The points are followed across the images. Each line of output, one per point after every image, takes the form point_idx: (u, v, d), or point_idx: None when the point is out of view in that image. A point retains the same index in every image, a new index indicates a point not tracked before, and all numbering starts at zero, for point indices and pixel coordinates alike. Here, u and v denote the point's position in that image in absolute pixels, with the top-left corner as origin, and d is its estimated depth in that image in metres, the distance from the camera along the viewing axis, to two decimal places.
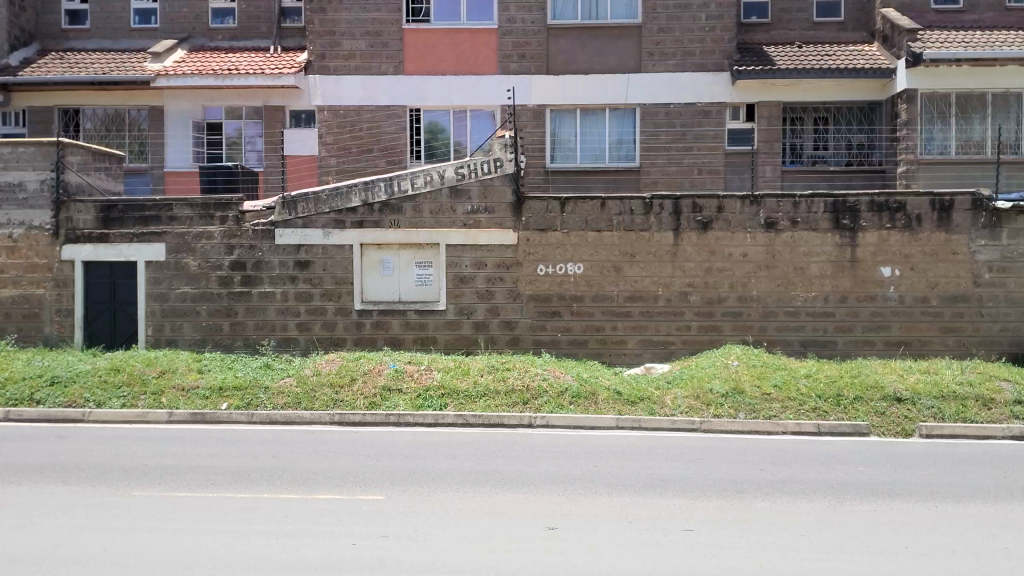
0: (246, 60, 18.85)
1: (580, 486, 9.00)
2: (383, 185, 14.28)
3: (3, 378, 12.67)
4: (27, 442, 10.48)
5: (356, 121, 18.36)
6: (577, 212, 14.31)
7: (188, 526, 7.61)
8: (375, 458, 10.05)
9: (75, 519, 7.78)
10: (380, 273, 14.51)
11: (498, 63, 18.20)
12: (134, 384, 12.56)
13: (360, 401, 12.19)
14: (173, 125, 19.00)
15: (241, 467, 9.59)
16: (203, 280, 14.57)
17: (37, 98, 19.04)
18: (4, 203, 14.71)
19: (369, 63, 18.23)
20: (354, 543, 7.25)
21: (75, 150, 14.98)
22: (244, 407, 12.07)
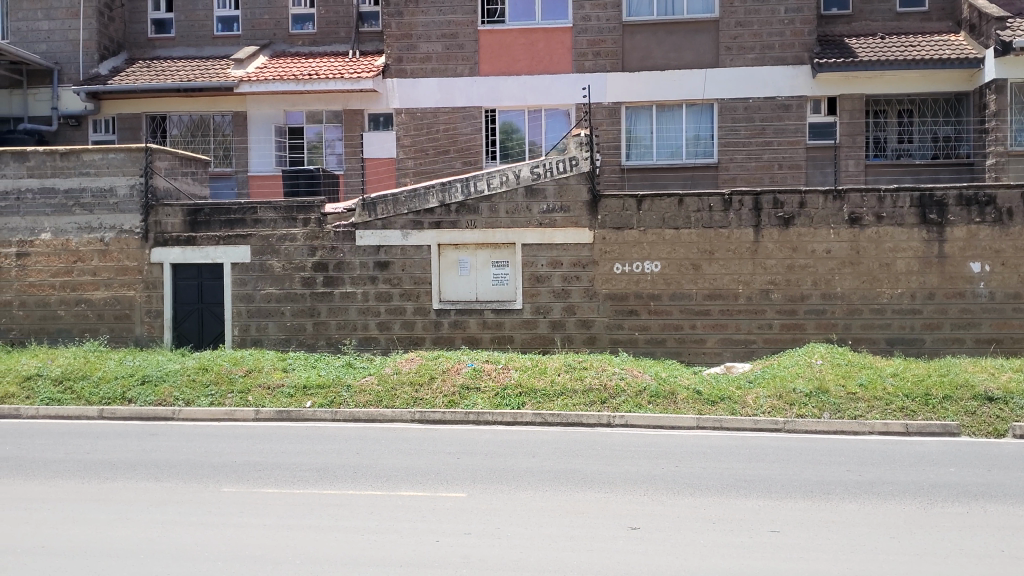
0: (325, 65, 19.17)
1: (663, 486, 8.95)
2: (459, 186, 14.36)
3: (97, 376, 13.10)
4: (121, 439, 10.81)
5: (433, 123, 18.52)
6: (654, 210, 14.21)
7: (277, 522, 7.76)
8: (456, 456, 10.13)
9: (167, 515, 7.99)
10: (457, 272, 14.62)
11: (574, 62, 18.17)
12: (222, 382, 12.88)
13: (439, 399, 12.30)
14: (257, 130, 19.40)
15: (326, 464, 9.76)
16: (287, 281, 14.86)
17: (126, 106, 19.65)
18: (96, 207, 15.21)
19: (445, 65, 18.37)
20: (438, 540, 7.31)
21: (164, 156, 15.41)
22: (328, 405, 12.28)
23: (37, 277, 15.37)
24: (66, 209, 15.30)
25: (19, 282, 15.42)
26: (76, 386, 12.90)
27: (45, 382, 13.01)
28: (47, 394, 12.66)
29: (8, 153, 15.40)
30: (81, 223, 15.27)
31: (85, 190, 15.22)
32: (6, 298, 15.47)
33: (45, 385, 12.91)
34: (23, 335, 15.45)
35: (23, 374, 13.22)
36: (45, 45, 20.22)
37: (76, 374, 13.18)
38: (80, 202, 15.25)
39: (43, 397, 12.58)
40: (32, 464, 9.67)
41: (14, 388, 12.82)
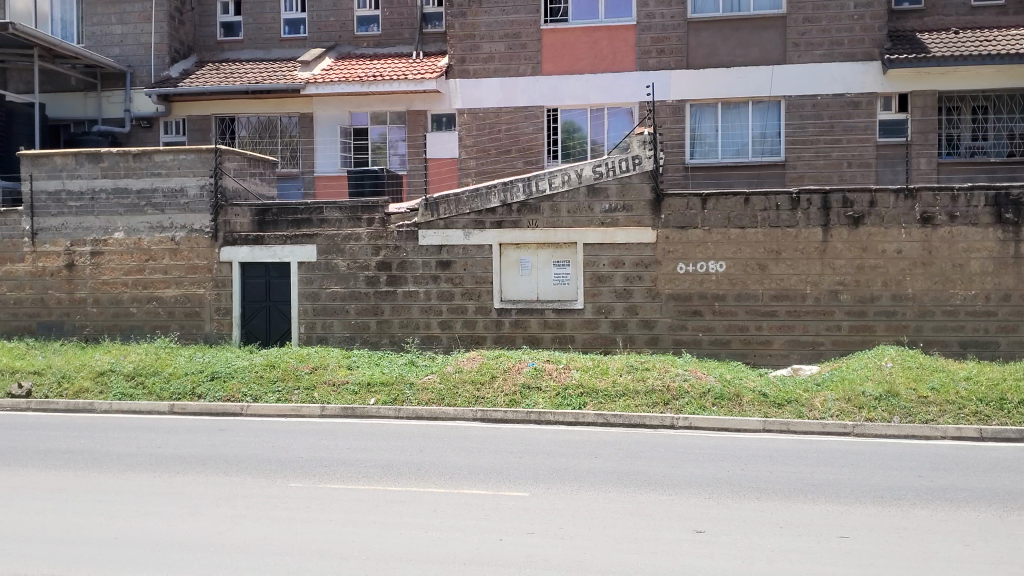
0: (390, 66, 19.34)
1: (727, 489, 8.84)
2: (521, 186, 14.38)
3: (168, 373, 13.39)
4: (191, 434, 11.03)
5: (495, 123, 18.55)
6: (720, 209, 14.05)
7: (343, 518, 7.85)
8: (518, 455, 10.14)
9: (236, 509, 8.13)
10: (519, 272, 14.62)
11: (637, 60, 18.06)
12: (288, 378, 13.09)
13: (500, 398, 12.33)
14: (323, 131, 19.68)
15: (390, 461, 9.84)
16: (351, 280, 15.01)
17: (196, 107, 20.05)
18: (167, 207, 15.54)
19: (508, 65, 18.40)
20: (501, 539, 7.32)
21: (232, 157, 15.70)
22: (391, 402, 12.39)
23: (111, 275, 15.75)
24: (139, 209, 15.64)
25: (93, 280, 15.83)
26: (148, 382, 13.19)
27: (118, 377, 13.33)
28: (119, 389, 12.97)
29: (83, 154, 15.79)
30: (152, 223, 15.61)
31: (156, 191, 15.57)
32: (81, 295, 15.90)
33: (118, 380, 13.23)
34: (96, 332, 15.86)
35: (97, 369, 13.56)
36: (118, 48, 20.71)
37: (148, 370, 13.49)
38: (152, 202, 15.59)
39: (116, 391, 12.88)
40: (106, 458, 9.92)
41: (88, 383, 13.17)
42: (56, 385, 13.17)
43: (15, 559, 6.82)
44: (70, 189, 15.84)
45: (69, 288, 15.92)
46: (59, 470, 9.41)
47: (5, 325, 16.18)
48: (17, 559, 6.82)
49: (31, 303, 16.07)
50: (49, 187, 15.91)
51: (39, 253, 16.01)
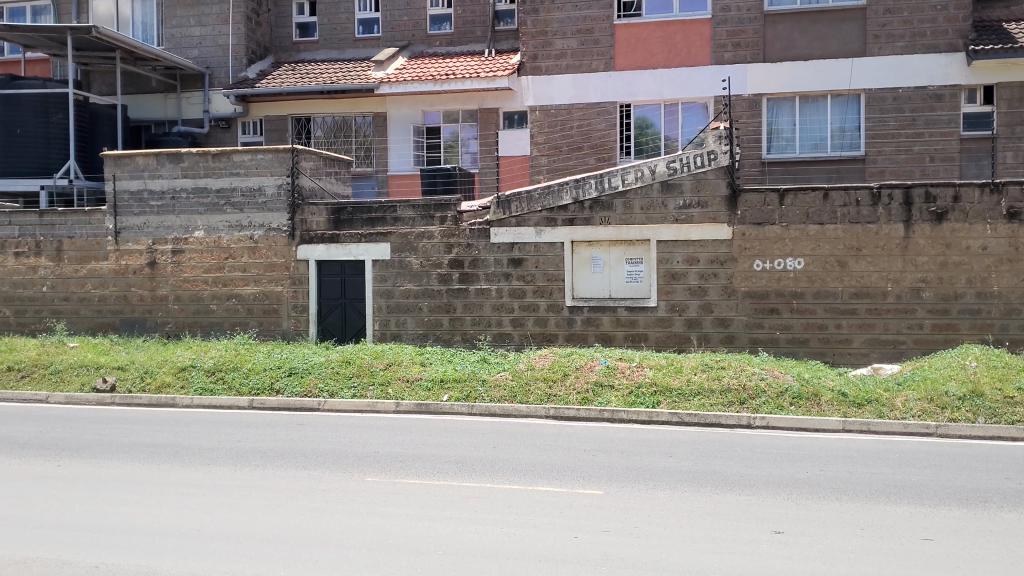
0: (462, 64, 19.43)
1: (806, 489, 8.68)
2: (594, 183, 14.32)
3: (247, 369, 13.64)
4: (270, 429, 11.23)
5: (567, 120, 18.50)
6: (797, 204, 13.81)
7: (419, 513, 7.90)
8: (592, 454, 10.10)
9: (315, 503, 8.24)
10: (592, 270, 14.56)
11: (712, 54, 17.85)
12: (363, 375, 13.24)
13: (573, 396, 12.29)
14: (397, 130, 19.87)
15: (464, 457, 9.89)
16: (424, 277, 15.12)
17: (272, 108, 20.39)
18: (246, 207, 15.83)
19: (580, 61, 18.35)
20: (577, 537, 7.29)
21: (308, 156, 15.93)
22: (464, 399, 12.45)
23: (191, 273, 16.11)
24: (218, 208, 15.95)
25: (175, 278, 16.20)
26: (227, 377, 13.46)
27: (198, 373, 13.63)
28: (200, 385, 13.26)
29: (164, 155, 16.15)
30: (231, 221, 15.92)
31: (235, 190, 15.86)
32: (162, 292, 16.29)
33: (198, 375, 13.53)
34: (177, 328, 16.24)
35: (178, 365, 13.88)
36: (197, 50, 21.16)
37: (227, 366, 13.75)
38: (231, 202, 15.89)
39: (196, 387, 13.18)
40: (188, 451, 10.14)
41: (170, 378, 13.50)
42: (139, 380, 13.52)
43: (104, 549, 7.01)
44: (152, 189, 16.23)
45: (151, 285, 16.32)
46: (143, 463, 9.65)
47: (89, 322, 16.64)
48: (107, 549, 7.00)
49: (115, 300, 16.50)
50: (131, 187, 16.30)
51: (122, 252, 16.42)
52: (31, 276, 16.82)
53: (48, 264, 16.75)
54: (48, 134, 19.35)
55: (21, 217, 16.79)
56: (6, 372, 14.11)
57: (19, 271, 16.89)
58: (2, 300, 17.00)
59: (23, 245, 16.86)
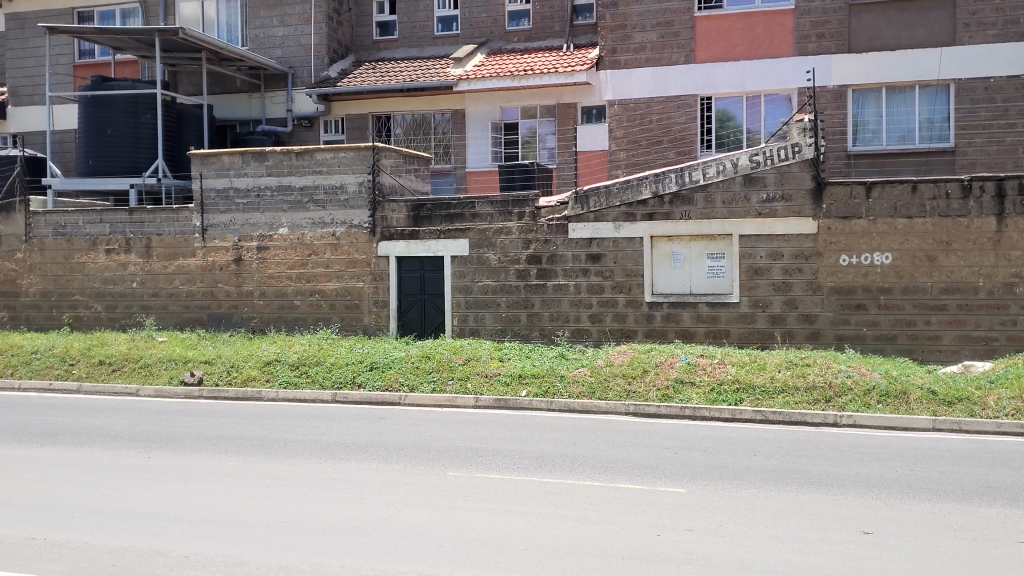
0: (541, 59, 19.42)
1: (895, 489, 8.47)
2: (674, 177, 14.17)
3: (330, 363, 13.85)
4: (354, 423, 11.40)
5: (646, 114, 18.36)
6: (885, 198, 13.47)
7: (501, 507, 7.93)
8: (673, 451, 10.01)
9: (397, 496, 8.33)
10: (671, 265, 14.44)
11: (795, 45, 17.50)
12: (443, 370, 13.34)
13: (653, 393, 12.20)
14: (474, 127, 19.92)
15: (545, 453, 9.89)
16: (503, 273, 15.17)
17: (353, 107, 20.71)
18: (328, 204, 16.07)
19: (660, 54, 18.18)
20: (660, 535, 7.22)
21: (389, 154, 16.11)
22: (542, 394, 12.45)
23: (276, 269, 16.42)
24: (301, 206, 16.23)
25: (259, 274, 16.54)
26: (310, 371, 13.69)
27: (283, 367, 13.89)
28: (284, 378, 13.52)
29: (249, 153, 16.49)
30: (314, 219, 16.17)
31: (318, 188, 16.12)
32: (248, 288, 16.64)
33: (283, 369, 13.79)
34: (262, 324, 16.59)
35: (264, 359, 14.16)
36: (280, 50, 21.53)
37: (311, 360, 13.99)
38: (313, 199, 16.15)
39: (281, 380, 13.44)
40: (274, 444, 10.34)
41: (255, 372, 13.79)
42: (226, 374, 13.85)
43: (192, 539, 7.17)
44: (238, 187, 16.59)
45: (237, 281, 16.68)
46: (231, 455, 9.86)
47: (177, 317, 17.08)
48: (198, 539, 7.16)
49: (202, 296, 16.90)
50: (217, 185, 16.69)
51: (209, 249, 16.81)
52: (122, 273, 17.31)
53: (137, 261, 17.23)
54: (137, 134, 19.93)
55: (112, 216, 17.31)
56: (98, 366, 14.57)
57: (110, 268, 17.39)
58: (93, 296, 17.54)
59: (114, 242, 17.36)
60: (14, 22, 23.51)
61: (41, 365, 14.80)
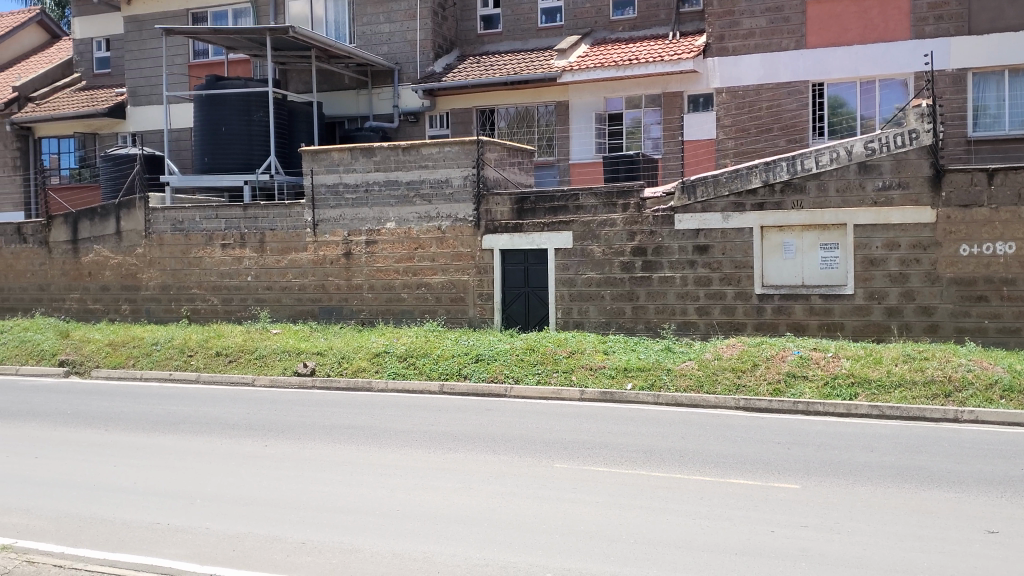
0: (646, 48, 19.17)
1: (1022, 488, 8.07)
2: (785, 165, 13.81)
3: (436, 355, 13.97)
4: (462, 413, 11.50)
5: (756, 101, 17.94)
6: (1008, 185, 12.89)
7: (609, 500, 7.86)
8: (786, 446, 9.76)
9: (507, 486, 8.34)
10: (783, 256, 14.06)
11: (912, 27, 16.87)
12: (547, 362, 13.31)
13: (763, 387, 11.92)
14: (578, 119, 19.85)
15: (654, 446, 9.77)
16: (607, 266, 15.06)
17: (458, 101, 20.92)
18: (434, 198, 16.22)
19: (770, 40, 17.76)
20: (774, 531, 7.04)
21: (493, 148, 16.18)
22: (649, 388, 12.32)
23: (384, 263, 16.68)
24: (408, 200, 16.42)
25: (369, 268, 16.82)
26: (418, 363, 13.86)
27: (392, 359, 14.09)
28: (393, 369, 13.74)
29: (357, 149, 16.74)
30: (421, 213, 16.35)
31: (424, 182, 16.28)
32: (357, 281, 16.94)
33: (391, 361, 13.99)
34: (372, 316, 16.87)
35: (373, 351, 14.39)
36: (386, 46, 21.80)
37: (418, 352, 14.14)
38: (420, 193, 16.33)
39: (390, 372, 13.66)
40: (385, 433, 10.49)
41: (365, 363, 14.03)
42: (337, 365, 14.13)
43: (308, 526, 7.30)
44: (347, 182, 16.87)
45: (347, 274, 16.99)
46: (344, 444, 10.05)
47: (290, 310, 17.51)
48: (312, 526, 7.29)
49: (313, 289, 17.29)
50: (328, 181, 17.00)
51: (320, 243, 17.17)
52: (236, 267, 17.84)
53: (252, 255, 17.71)
54: (250, 132, 20.47)
55: (227, 211, 17.81)
56: (216, 357, 15.04)
57: (226, 262, 17.93)
58: (210, 289, 18.11)
59: (229, 238, 17.87)
60: (134, 25, 24.48)
61: (161, 356, 15.37)
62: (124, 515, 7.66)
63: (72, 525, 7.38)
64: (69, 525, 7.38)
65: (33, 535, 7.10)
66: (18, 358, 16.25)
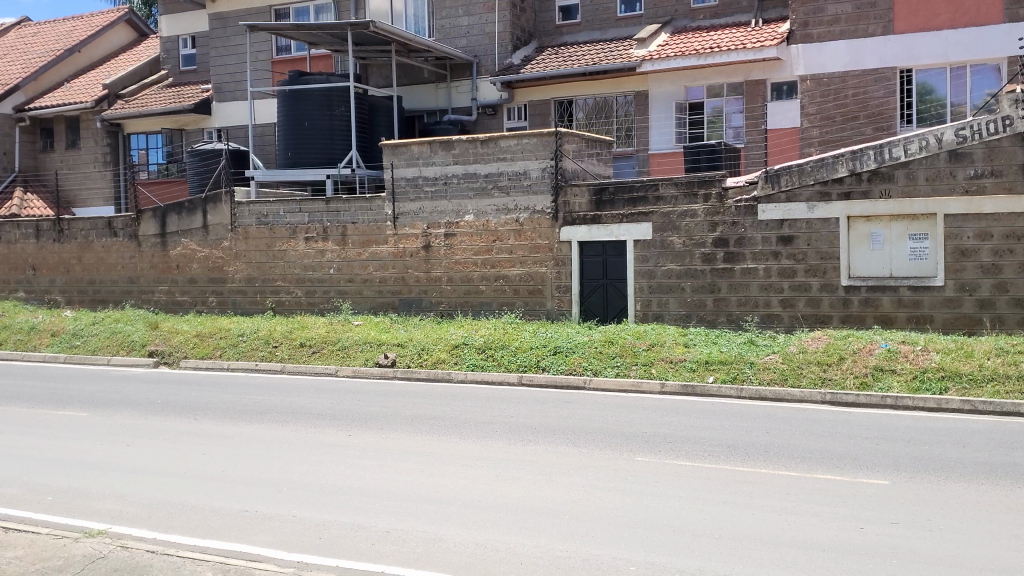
0: (728, 36, 18.88)
1: None
2: (872, 154, 13.48)
3: (515, 346, 14.00)
4: (542, 405, 11.52)
5: (841, 88, 17.73)
6: None
7: (693, 494, 7.77)
8: (876, 441, 9.52)
9: (589, 479, 8.31)
10: (870, 246, 13.71)
11: (1005, 10, 16.44)
12: (627, 355, 13.23)
13: (850, 381, 11.68)
14: (658, 108, 19.62)
15: (737, 441, 9.63)
16: (687, 257, 14.89)
17: (536, 93, 20.89)
18: (512, 190, 16.24)
19: (856, 25, 17.55)
20: (863, 528, 6.87)
21: (572, 139, 16.13)
22: (731, 381, 12.15)
23: (462, 255, 16.77)
24: (486, 192, 16.47)
25: (447, 260, 16.92)
26: (497, 355, 13.91)
27: (470, 350, 14.15)
28: (472, 361, 13.81)
29: (437, 142, 16.85)
30: (499, 205, 16.38)
31: (502, 174, 16.30)
32: (436, 274, 17.06)
33: (470, 352, 14.06)
34: (451, 308, 16.99)
35: (452, 342, 14.48)
36: (465, 40, 21.88)
37: (496, 343, 14.18)
38: (498, 185, 16.35)
39: (469, 363, 13.73)
40: (467, 424, 10.55)
41: (444, 354, 14.13)
42: (417, 356, 14.25)
43: (393, 515, 7.38)
44: (427, 175, 16.99)
45: (426, 267, 17.12)
46: (426, 435, 10.12)
47: (371, 302, 17.74)
48: (397, 515, 7.37)
49: (393, 282, 17.47)
50: (408, 174, 17.15)
51: (400, 236, 17.33)
52: (320, 260, 18.10)
53: (334, 248, 17.95)
54: (331, 126, 20.71)
55: (310, 205, 18.07)
56: (300, 348, 15.31)
57: (309, 255, 18.21)
58: (294, 282, 18.43)
59: (312, 231, 18.14)
60: (218, 22, 25.03)
61: (247, 347, 15.70)
62: (214, 502, 7.83)
63: (163, 512, 7.57)
64: (161, 512, 7.57)
65: (127, 521, 7.31)
66: (110, 348, 16.77)
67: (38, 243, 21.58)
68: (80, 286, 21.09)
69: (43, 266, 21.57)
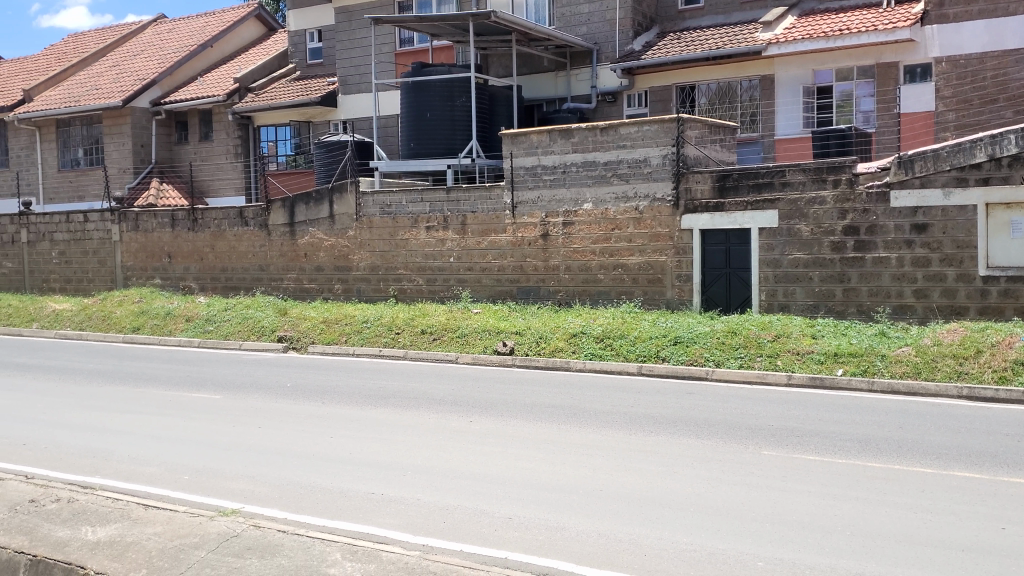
0: (858, 18, 18.27)
1: None
2: (1014, 138, 12.81)
3: (634, 337, 13.92)
4: (662, 396, 11.44)
5: (979, 70, 17.08)
6: None
7: (822, 490, 7.57)
8: (1018, 438, 9.09)
9: (713, 471, 8.21)
10: (1010, 235, 13.03)
11: None
12: (750, 346, 12.97)
13: (988, 375, 11.16)
14: (785, 92, 19.09)
15: (868, 436, 9.34)
16: (816, 246, 14.51)
17: (657, 79, 20.64)
18: (632, 177, 16.12)
19: (996, 4, 16.85)
20: (1005, 527, 6.59)
21: (694, 125, 15.89)
22: (861, 374, 11.83)
23: (581, 244, 16.76)
24: (606, 180, 16.42)
25: (566, 249, 16.94)
26: (616, 344, 13.88)
27: (589, 339, 14.15)
28: (590, 350, 13.82)
29: (556, 131, 16.86)
30: (618, 193, 16.32)
31: (622, 162, 16.20)
32: (555, 263, 17.11)
33: (588, 341, 14.06)
34: (569, 297, 17.02)
35: (570, 331, 14.50)
36: (585, 27, 21.79)
37: (615, 333, 14.14)
38: (618, 173, 16.27)
39: (588, 352, 13.73)
40: (588, 413, 10.56)
41: (563, 343, 14.16)
42: (535, 344, 14.31)
43: (516, 502, 7.45)
44: (545, 164, 17.01)
45: (545, 255, 17.18)
46: (548, 423, 10.15)
47: (490, 290, 17.90)
48: (520, 502, 7.44)
49: (512, 270, 17.58)
50: (527, 163, 17.20)
51: (519, 225, 17.42)
52: (440, 249, 18.37)
53: (454, 237, 18.18)
54: (453, 116, 21.02)
55: (431, 195, 18.37)
56: (421, 334, 15.61)
57: (430, 244, 18.49)
58: (416, 270, 18.76)
59: (433, 220, 18.42)
60: (343, 16, 25.61)
61: (371, 334, 16.08)
62: (342, 484, 8.07)
63: (295, 493, 7.83)
64: (291, 492, 7.84)
65: (259, 501, 7.58)
66: (241, 334, 17.43)
67: (173, 232, 22.56)
68: (213, 274, 21.97)
69: (178, 254, 22.55)
